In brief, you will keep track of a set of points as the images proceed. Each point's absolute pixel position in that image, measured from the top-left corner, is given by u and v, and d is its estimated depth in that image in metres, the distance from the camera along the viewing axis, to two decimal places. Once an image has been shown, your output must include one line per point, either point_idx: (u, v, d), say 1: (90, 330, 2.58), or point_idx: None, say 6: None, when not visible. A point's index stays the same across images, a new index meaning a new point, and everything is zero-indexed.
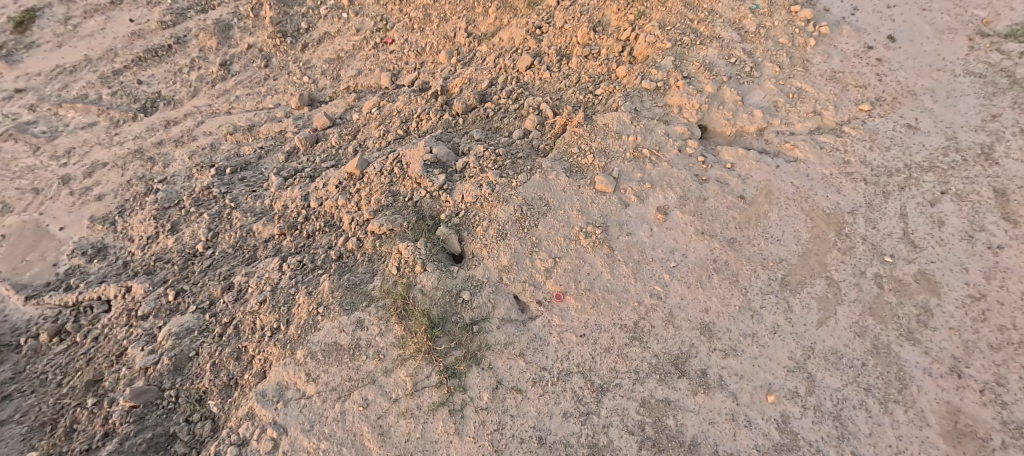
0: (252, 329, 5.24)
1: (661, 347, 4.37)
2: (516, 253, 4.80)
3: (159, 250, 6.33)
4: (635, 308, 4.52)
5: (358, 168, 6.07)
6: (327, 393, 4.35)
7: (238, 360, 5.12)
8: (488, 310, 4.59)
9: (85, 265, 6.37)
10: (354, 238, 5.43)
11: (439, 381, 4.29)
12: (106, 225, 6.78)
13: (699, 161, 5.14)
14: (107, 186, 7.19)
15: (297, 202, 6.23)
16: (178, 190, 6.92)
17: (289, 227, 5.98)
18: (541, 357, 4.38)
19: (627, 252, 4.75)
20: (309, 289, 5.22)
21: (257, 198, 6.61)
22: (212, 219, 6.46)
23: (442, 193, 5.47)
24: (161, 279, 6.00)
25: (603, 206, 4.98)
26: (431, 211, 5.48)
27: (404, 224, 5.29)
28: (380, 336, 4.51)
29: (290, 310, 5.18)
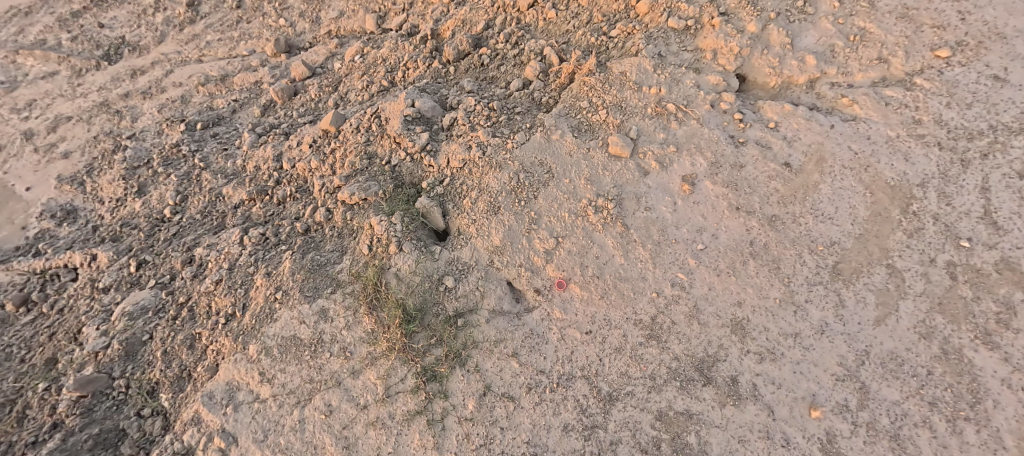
0: (208, 313, 4.55)
1: (684, 348, 3.56)
2: (510, 231, 4.02)
3: (126, 214, 5.57)
4: (653, 299, 3.73)
5: (333, 125, 5.20)
6: (285, 396, 3.68)
7: (192, 349, 4.44)
8: (475, 300, 3.83)
9: (52, 227, 5.63)
10: (323, 210, 4.75)
11: (414, 386, 3.58)
12: (75, 184, 6.01)
13: (735, 119, 4.30)
14: (74, 142, 6.40)
15: (268, 164, 5.41)
16: (147, 148, 6.10)
17: (258, 193, 5.20)
18: (539, 357, 3.65)
19: (644, 230, 3.95)
20: (268, 270, 4.48)
21: (228, 157, 5.75)
22: (181, 181, 5.66)
23: (425, 155, 4.66)
24: (127, 247, 5.27)
25: (617, 175, 4.18)
26: (412, 178, 4.71)
27: (377, 194, 4.54)
28: (347, 330, 3.80)
29: (245, 292, 4.49)
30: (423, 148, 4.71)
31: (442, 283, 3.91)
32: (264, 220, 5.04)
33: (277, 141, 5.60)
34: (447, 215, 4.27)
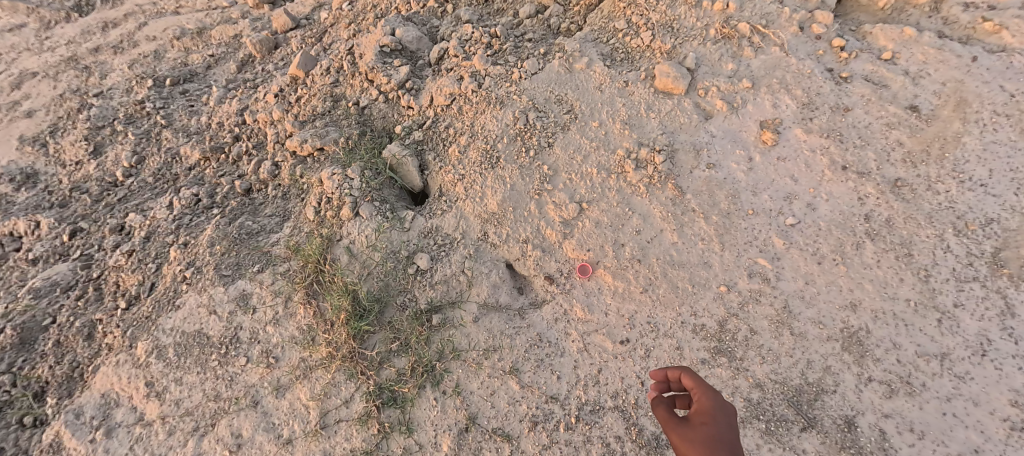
0: (112, 292, 3.11)
1: (770, 370, 2.36)
2: (512, 191, 2.82)
3: (80, 177, 3.73)
4: (720, 295, 2.52)
5: (303, 69, 3.68)
6: (176, 420, 2.50)
7: (89, 340, 2.97)
8: (459, 289, 2.65)
9: (13, 194, 3.69)
10: (269, 163, 3.37)
11: (363, 413, 2.40)
12: (37, 145, 3.97)
13: (833, 48, 3.10)
14: (38, 102, 4.27)
15: (231, 118, 3.74)
16: (113, 108, 4.04)
17: (213, 150, 3.59)
18: (550, 377, 2.46)
19: (706, 194, 2.75)
20: (183, 241, 3.14)
21: (194, 113, 3.90)
22: (137, 140, 3.80)
23: (404, 95, 3.34)
24: (76, 214, 3.50)
25: (669, 115, 2.97)
26: (384, 124, 3.40)
27: (337, 143, 3.26)
28: (272, 325, 2.63)
29: (157, 268, 3.10)
30: (403, 86, 3.38)
31: (411, 263, 2.70)
32: (212, 182, 3.48)
33: (245, 93, 3.88)
34: (426, 170, 3.09)
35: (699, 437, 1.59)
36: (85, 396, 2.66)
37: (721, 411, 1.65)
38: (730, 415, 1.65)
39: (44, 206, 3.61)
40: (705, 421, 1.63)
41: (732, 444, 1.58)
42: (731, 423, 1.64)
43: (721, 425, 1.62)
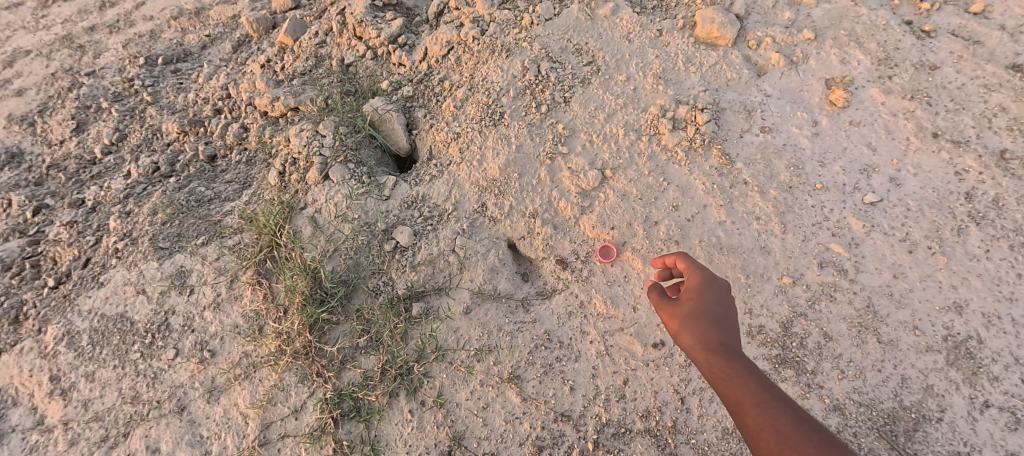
0: (48, 268, 2.30)
1: (851, 388, 1.82)
2: (519, 154, 2.28)
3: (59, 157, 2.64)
4: (783, 289, 1.98)
5: (293, 36, 2.76)
6: (81, 428, 1.94)
7: (15, 326, 2.19)
8: (448, 273, 2.09)
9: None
10: (236, 125, 2.57)
11: (316, 427, 1.86)
12: (29, 124, 2.79)
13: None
14: (25, 83, 2.97)
15: (215, 93, 2.71)
16: (104, 87, 2.86)
17: (192, 123, 2.62)
18: (561, 388, 1.90)
19: (761, 163, 2.19)
20: (127, 206, 2.38)
21: (183, 91, 2.80)
22: (121, 118, 2.71)
23: (396, 50, 2.62)
24: (48, 190, 2.51)
25: (715, 71, 2.39)
26: (371, 83, 2.64)
27: (316, 101, 2.51)
28: (211, 310, 2.08)
29: (97, 242, 2.31)
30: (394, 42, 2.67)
31: (390, 239, 2.16)
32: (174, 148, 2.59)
33: (233, 66, 2.83)
34: (414, 129, 2.51)
35: (685, 304, 1.50)
36: None
37: (708, 284, 1.52)
38: (717, 282, 1.52)
39: (20, 186, 2.54)
40: (691, 294, 1.51)
41: (719, 307, 1.48)
42: (720, 292, 1.51)
43: (709, 296, 1.49)
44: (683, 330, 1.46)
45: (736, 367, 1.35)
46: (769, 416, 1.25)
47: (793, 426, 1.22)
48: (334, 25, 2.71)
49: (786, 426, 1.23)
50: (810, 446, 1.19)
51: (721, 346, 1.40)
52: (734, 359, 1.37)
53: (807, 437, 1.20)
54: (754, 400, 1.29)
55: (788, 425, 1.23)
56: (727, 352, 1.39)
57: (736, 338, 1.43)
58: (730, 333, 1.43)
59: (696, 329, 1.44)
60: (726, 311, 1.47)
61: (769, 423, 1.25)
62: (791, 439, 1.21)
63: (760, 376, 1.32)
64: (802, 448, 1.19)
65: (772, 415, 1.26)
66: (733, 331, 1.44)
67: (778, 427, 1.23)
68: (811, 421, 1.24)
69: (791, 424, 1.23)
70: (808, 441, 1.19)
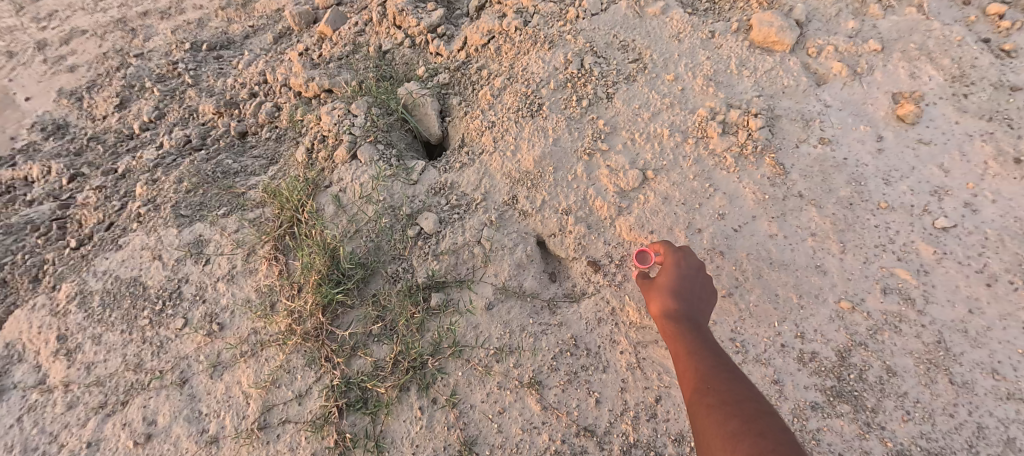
0: (73, 230, 2.26)
1: (918, 433, 1.61)
2: (555, 147, 2.15)
3: (100, 129, 2.62)
4: (840, 314, 1.79)
5: (333, 26, 2.72)
6: (80, 391, 1.86)
7: (35, 284, 2.14)
8: (472, 265, 1.97)
9: (39, 144, 2.59)
10: (269, 104, 2.49)
11: (318, 416, 1.74)
12: (77, 99, 2.79)
13: (989, 13, 2.22)
14: (78, 61, 2.98)
15: (252, 79, 2.62)
16: (150, 69, 2.81)
17: (227, 105, 2.54)
18: (586, 399, 1.75)
19: (819, 176, 2.01)
20: (154, 175, 2.32)
21: (222, 75, 2.72)
22: (160, 97, 2.65)
23: (436, 40, 2.53)
24: (86, 160, 2.48)
25: (772, 77, 2.21)
26: (407, 71, 2.53)
27: (349, 84, 2.40)
28: (225, 282, 2.00)
29: (122, 208, 2.25)
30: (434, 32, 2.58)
31: (413, 224, 2.04)
32: (208, 119, 2.55)
33: (271, 55, 2.72)
34: (448, 116, 2.39)
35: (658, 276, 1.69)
36: None
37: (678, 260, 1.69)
38: (693, 259, 1.68)
39: (61, 155, 2.52)
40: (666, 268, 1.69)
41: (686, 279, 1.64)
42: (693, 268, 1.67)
43: (679, 270, 1.66)
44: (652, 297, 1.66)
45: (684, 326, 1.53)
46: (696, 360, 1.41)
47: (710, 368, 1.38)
48: (374, 15, 2.65)
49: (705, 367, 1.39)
50: (718, 382, 1.33)
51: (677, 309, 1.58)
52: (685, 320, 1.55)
53: (717, 375, 1.35)
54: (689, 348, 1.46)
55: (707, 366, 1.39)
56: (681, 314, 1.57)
57: (694, 306, 1.60)
58: (690, 302, 1.60)
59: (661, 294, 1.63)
60: (689, 282, 1.63)
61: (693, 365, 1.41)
62: (704, 377, 1.36)
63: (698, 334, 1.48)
64: (710, 382, 1.33)
65: (697, 359, 1.42)
66: (694, 302, 1.61)
67: (699, 368, 1.39)
68: (728, 367, 1.37)
69: (710, 366, 1.38)
70: (717, 378, 1.34)
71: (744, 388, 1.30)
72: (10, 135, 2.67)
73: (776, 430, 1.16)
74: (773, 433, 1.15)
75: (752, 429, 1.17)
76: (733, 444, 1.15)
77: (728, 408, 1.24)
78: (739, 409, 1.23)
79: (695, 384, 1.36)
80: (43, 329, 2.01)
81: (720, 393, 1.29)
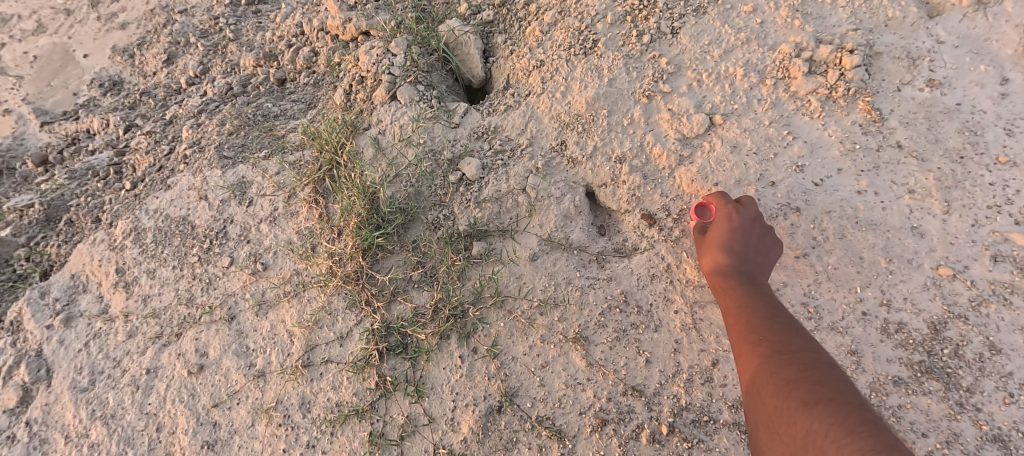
0: (128, 174, 2.32)
1: (1020, 417, 1.41)
2: (610, 88, 1.97)
3: (150, 85, 2.62)
4: (937, 282, 1.57)
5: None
6: (139, 322, 1.94)
7: (96, 224, 2.22)
8: (516, 214, 1.86)
9: (98, 99, 2.63)
10: (306, 49, 2.40)
11: (360, 357, 1.73)
12: (130, 56, 2.73)
13: None
14: (128, 17, 2.84)
15: (290, 31, 2.48)
16: (194, 26, 2.69)
17: (266, 57, 2.46)
18: (634, 359, 1.64)
19: (923, 124, 1.74)
20: (199, 120, 2.33)
21: (261, 30, 2.59)
22: (205, 52, 2.59)
23: None
24: (140, 113, 2.52)
25: (872, 7, 1.89)
26: (447, 13, 2.35)
27: (387, 26, 2.26)
28: (268, 223, 1.99)
29: (171, 152, 2.28)
30: None
31: (455, 170, 1.95)
32: (245, 68, 2.48)
33: (308, 7, 2.52)
34: (491, 57, 2.24)
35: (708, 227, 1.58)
36: (56, 273, 2.13)
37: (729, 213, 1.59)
38: (750, 208, 1.55)
39: (117, 109, 2.57)
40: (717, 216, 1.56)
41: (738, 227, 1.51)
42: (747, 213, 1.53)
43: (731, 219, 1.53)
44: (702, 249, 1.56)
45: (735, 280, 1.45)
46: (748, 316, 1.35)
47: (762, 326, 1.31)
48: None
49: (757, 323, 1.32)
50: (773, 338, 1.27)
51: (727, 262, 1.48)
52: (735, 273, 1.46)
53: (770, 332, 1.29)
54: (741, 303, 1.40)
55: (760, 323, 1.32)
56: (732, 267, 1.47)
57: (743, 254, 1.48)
58: (740, 252, 1.48)
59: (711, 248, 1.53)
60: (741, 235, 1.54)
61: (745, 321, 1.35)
62: (756, 326, 1.31)
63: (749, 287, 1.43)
64: (764, 339, 1.28)
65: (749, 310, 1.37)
66: (746, 250, 1.48)
67: (750, 324, 1.33)
68: (782, 316, 1.33)
69: (763, 317, 1.33)
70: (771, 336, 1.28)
71: (801, 339, 1.26)
72: (73, 91, 2.69)
73: (836, 380, 1.14)
74: (834, 383, 1.13)
75: (812, 378, 1.15)
76: (789, 393, 1.14)
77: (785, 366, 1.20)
78: (796, 359, 1.20)
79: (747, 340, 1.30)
80: (101, 260, 2.07)
81: (774, 342, 1.25)
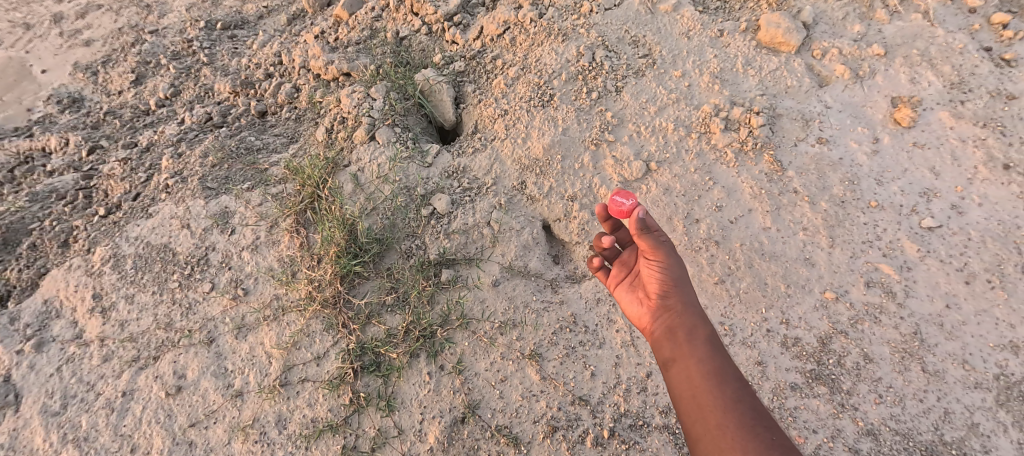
0: (99, 199, 2.40)
1: (888, 414, 1.74)
2: (564, 136, 2.26)
3: (117, 104, 2.73)
4: (825, 304, 1.91)
5: (349, 10, 2.80)
6: (116, 346, 2.02)
7: (64, 248, 2.29)
8: (480, 245, 2.10)
9: (55, 116, 2.72)
10: (288, 85, 2.61)
11: (335, 375, 1.89)
12: (93, 73, 2.91)
13: (990, 22, 2.26)
14: (94, 35, 3.12)
15: (267, 59, 2.73)
16: (164, 46, 2.93)
17: (243, 84, 2.66)
18: (582, 372, 1.88)
19: (815, 174, 2.11)
20: (179, 149, 2.46)
21: (237, 55, 2.83)
22: (176, 74, 2.77)
23: (451, 28, 2.62)
24: (103, 133, 2.61)
25: (775, 76, 2.29)
26: (422, 59, 2.63)
27: (367, 68, 2.50)
28: (249, 251, 2.14)
29: (148, 179, 2.40)
30: (450, 20, 2.67)
31: (427, 204, 2.17)
32: (226, 99, 2.66)
33: (287, 36, 2.83)
34: (462, 103, 2.50)
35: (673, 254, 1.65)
36: (25, 300, 2.18)
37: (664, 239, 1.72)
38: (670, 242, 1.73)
39: (78, 128, 2.66)
40: None
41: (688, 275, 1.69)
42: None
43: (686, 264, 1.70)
44: (672, 269, 1.60)
45: (701, 316, 1.55)
46: (723, 362, 1.45)
47: (736, 375, 1.43)
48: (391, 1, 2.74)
49: (731, 372, 1.43)
50: (749, 392, 1.39)
51: (691, 297, 1.59)
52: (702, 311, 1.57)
53: (744, 385, 1.41)
54: (711, 345, 1.49)
55: (734, 372, 1.44)
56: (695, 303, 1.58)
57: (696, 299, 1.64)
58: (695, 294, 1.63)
59: (680, 272, 1.61)
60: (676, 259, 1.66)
61: (722, 366, 1.45)
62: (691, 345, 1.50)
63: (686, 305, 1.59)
64: (741, 392, 1.39)
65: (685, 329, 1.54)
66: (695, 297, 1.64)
67: (725, 371, 1.43)
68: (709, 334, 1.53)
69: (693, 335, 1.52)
70: (745, 387, 1.40)
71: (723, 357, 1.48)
72: (28, 107, 2.79)
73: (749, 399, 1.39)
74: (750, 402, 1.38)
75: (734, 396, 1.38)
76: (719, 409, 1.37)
77: (765, 428, 1.32)
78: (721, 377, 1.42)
79: (726, 388, 1.40)
80: (77, 286, 2.16)
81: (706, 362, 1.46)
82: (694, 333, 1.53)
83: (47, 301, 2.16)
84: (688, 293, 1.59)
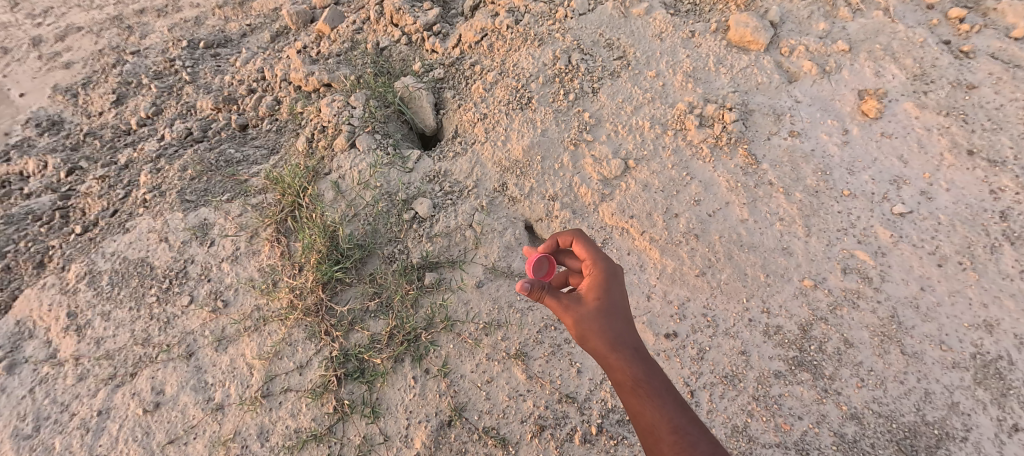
0: (77, 218, 2.36)
1: (871, 397, 1.76)
2: (543, 137, 2.29)
3: (97, 124, 2.70)
4: (804, 291, 1.95)
5: (331, 24, 2.80)
6: (91, 364, 1.97)
7: (39, 269, 2.24)
8: (463, 247, 2.10)
9: (33, 139, 2.67)
10: (269, 97, 2.60)
11: (319, 384, 1.86)
12: (71, 95, 2.88)
13: (949, 17, 2.34)
14: (74, 57, 3.08)
15: (250, 75, 2.71)
16: (145, 65, 2.91)
17: (225, 100, 2.64)
18: (567, 370, 1.87)
19: (788, 166, 2.15)
20: (157, 165, 2.43)
21: (220, 73, 2.81)
22: (158, 93, 2.75)
23: (431, 37, 2.63)
24: (83, 154, 2.57)
25: (748, 73, 2.34)
26: (404, 68, 2.63)
27: (348, 78, 2.50)
28: (230, 262, 2.12)
29: (126, 195, 2.36)
30: (430, 30, 2.68)
31: (408, 209, 2.17)
32: (207, 113, 2.64)
33: (270, 53, 2.82)
34: (443, 109, 2.51)
35: (583, 298, 1.44)
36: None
37: (599, 279, 1.46)
38: (604, 286, 1.45)
39: (57, 150, 2.60)
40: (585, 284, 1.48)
41: (622, 301, 1.44)
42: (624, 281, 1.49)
43: (613, 289, 1.45)
44: (580, 324, 1.41)
45: (634, 359, 1.35)
46: (659, 414, 1.27)
47: (670, 427, 1.24)
48: (371, 14, 2.75)
49: (668, 423, 1.25)
50: (689, 443, 1.21)
51: (614, 343, 1.38)
52: (636, 351, 1.36)
53: (683, 436, 1.23)
54: (643, 396, 1.30)
55: (669, 423, 1.25)
56: (619, 347, 1.37)
57: (632, 329, 1.40)
58: (627, 326, 1.40)
59: (598, 325, 1.39)
60: (606, 304, 1.42)
61: (654, 421, 1.27)
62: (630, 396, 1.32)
63: (620, 353, 1.36)
64: (680, 447, 1.21)
65: (622, 379, 1.35)
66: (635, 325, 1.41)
67: (661, 426, 1.26)
68: (648, 383, 1.32)
69: (630, 386, 1.33)
70: (682, 442, 1.22)
71: (666, 405, 1.28)
72: (4, 130, 2.74)
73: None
74: None
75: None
76: None
77: None
78: (661, 434, 1.25)
79: (662, 447, 1.23)
80: (54, 307, 2.10)
81: (645, 416, 1.28)
82: (622, 383, 1.34)
83: (24, 323, 2.11)
84: (610, 338, 1.38)
